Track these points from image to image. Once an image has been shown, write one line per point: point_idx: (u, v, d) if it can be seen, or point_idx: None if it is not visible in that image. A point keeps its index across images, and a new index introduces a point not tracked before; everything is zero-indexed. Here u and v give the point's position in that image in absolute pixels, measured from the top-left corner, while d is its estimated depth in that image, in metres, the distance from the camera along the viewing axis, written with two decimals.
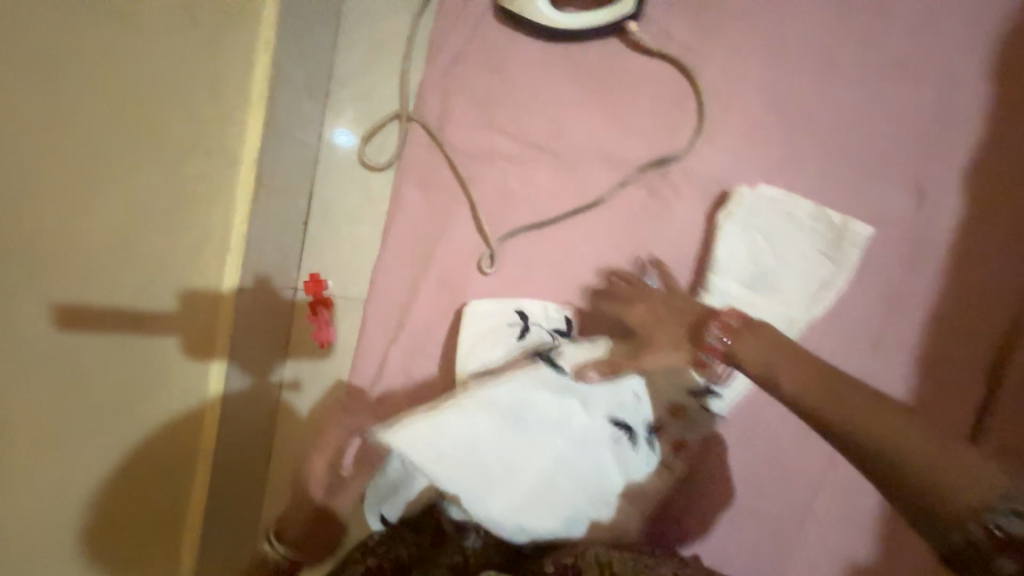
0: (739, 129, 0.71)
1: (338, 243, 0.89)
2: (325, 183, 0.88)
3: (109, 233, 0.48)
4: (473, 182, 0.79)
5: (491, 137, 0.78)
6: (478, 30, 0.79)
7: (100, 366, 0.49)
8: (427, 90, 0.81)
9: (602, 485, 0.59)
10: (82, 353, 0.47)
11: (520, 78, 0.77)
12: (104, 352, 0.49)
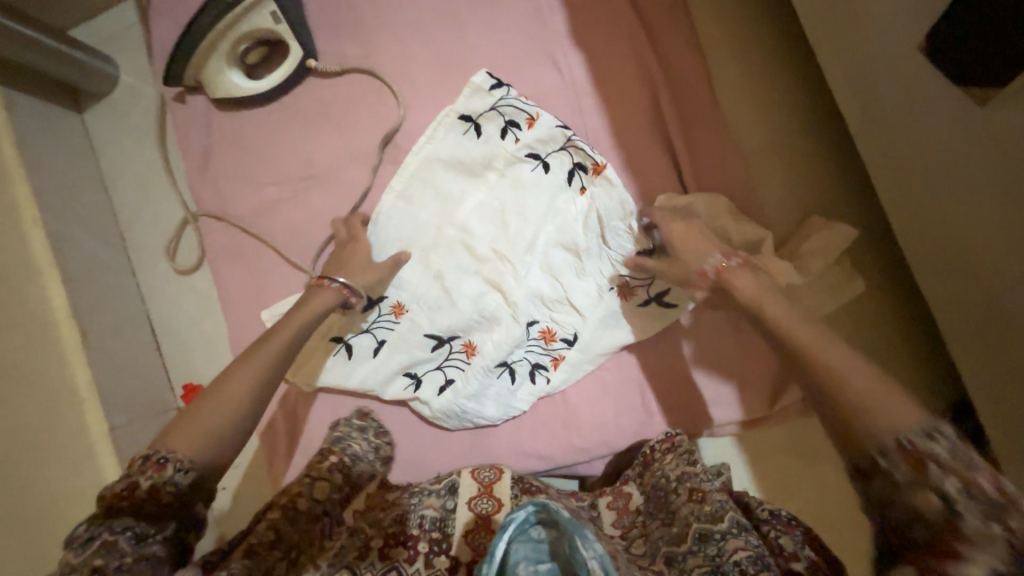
0: (427, 85, 0.88)
1: (192, 344, 0.96)
2: (157, 304, 0.98)
3: None
4: (266, 233, 0.92)
5: (262, 194, 0.92)
6: (209, 125, 0.94)
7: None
8: (197, 189, 0.95)
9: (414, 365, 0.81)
10: None
11: (260, 140, 0.93)
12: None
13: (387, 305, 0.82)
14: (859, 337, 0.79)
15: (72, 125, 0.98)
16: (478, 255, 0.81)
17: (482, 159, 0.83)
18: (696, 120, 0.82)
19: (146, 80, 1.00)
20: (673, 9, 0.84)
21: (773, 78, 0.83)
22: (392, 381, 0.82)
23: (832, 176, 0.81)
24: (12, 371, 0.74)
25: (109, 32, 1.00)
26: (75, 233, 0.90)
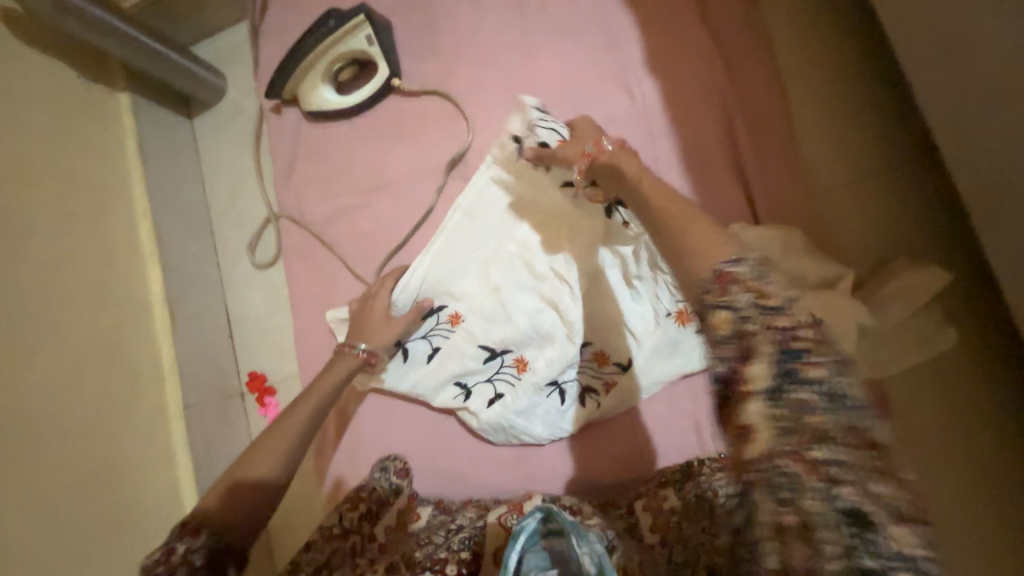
0: (500, 107, 0.92)
1: (260, 335, 1.03)
2: (234, 296, 1.05)
3: (72, 355, 0.76)
4: (337, 237, 0.98)
5: (338, 200, 0.99)
6: (298, 136, 1.03)
7: (87, 432, 0.76)
8: (281, 192, 1.03)
9: (465, 375, 0.82)
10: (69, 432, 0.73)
11: (341, 151, 1.00)
12: (85, 430, 0.75)
13: (445, 316, 0.84)
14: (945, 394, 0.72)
15: (183, 130, 1.10)
16: (538, 273, 0.82)
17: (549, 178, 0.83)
18: (770, 153, 0.80)
19: (249, 94, 1.11)
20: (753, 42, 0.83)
21: (858, 115, 0.80)
22: (443, 388, 0.83)
23: (917, 219, 0.76)
24: (110, 346, 0.82)
25: (223, 51, 1.12)
26: (174, 224, 0.99)
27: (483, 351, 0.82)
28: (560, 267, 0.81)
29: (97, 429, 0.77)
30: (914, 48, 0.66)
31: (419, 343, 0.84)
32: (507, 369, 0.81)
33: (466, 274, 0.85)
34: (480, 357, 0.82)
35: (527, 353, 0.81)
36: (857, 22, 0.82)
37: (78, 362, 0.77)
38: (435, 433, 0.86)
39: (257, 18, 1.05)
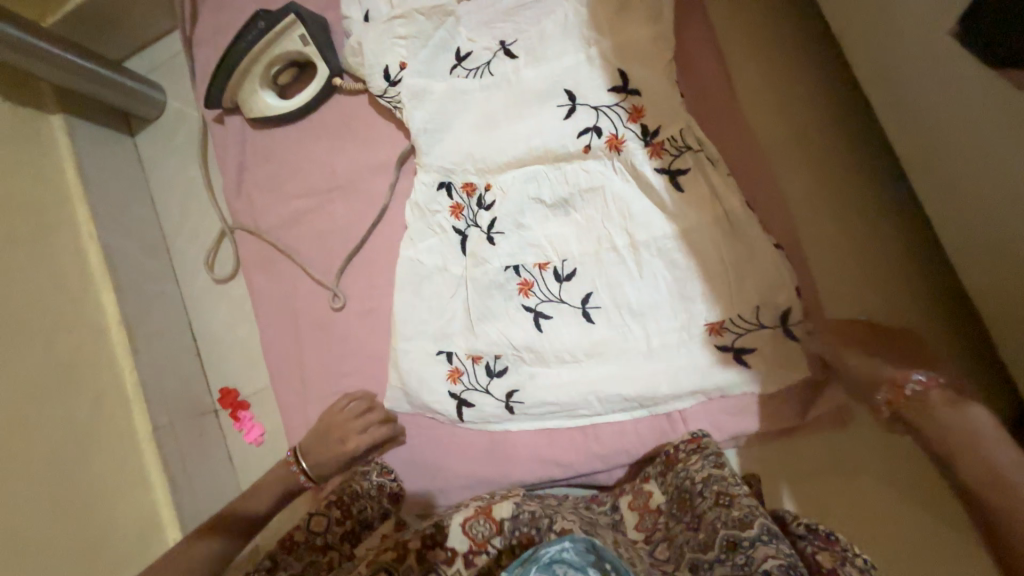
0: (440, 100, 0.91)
1: (228, 348, 1.02)
2: (197, 312, 1.04)
3: (20, 389, 0.74)
4: (296, 245, 0.98)
5: (292, 206, 0.99)
6: (246, 144, 1.02)
7: (51, 467, 0.74)
8: (235, 204, 1.03)
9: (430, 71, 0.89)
10: (26, 471, 0.71)
11: (291, 156, 0.99)
12: (47, 464, 0.74)
13: (531, 264, 0.85)
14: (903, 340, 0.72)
15: (125, 146, 1.06)
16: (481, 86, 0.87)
17: (596, 175, 0.82)
18: (718, 135, 0.78)
19: (191, 104, 1.08)
20: (698, 20, 0.79)
21: (798, 65, 0.78)
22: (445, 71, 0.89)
23: (871, 191, 0.75)
24: (69, 374, 0.81)
25: (159, 60, 1.09)
26: (125, 246, 0.97)
27: (431, 66, 0.88)
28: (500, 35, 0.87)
29: (61, 462, 0.75)
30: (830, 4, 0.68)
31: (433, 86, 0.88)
32: (435, 113, 0.88)
33: (528, 174, 0.84)
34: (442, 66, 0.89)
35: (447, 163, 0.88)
36: None
37: (30, 397, 0.75)
38: (414, 432, 0.90)
39: (187, 23, 1.01)
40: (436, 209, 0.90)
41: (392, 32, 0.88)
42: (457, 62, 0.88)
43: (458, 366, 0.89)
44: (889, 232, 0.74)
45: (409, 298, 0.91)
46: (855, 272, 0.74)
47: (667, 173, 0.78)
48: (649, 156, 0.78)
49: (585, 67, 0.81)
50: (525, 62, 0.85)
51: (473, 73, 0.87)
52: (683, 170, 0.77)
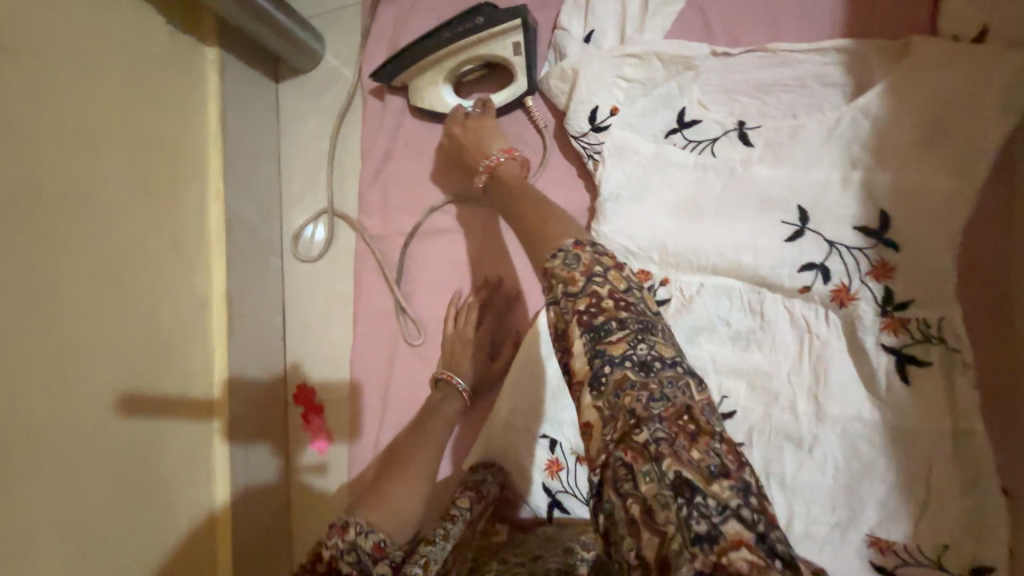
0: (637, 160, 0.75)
1: (317, 341, 0.95)
2: (294, 293, 0.96)
3: (117, 356, 0.67)
4: (423, 260, 0.89)
5: (428, 216, 0.88)
6: (398, 131, 0.90)
7: (129, 447, 0.67)
8: (366, 191, 0.92)
9: (645, 127, 0.74)
10: (106, 449, 0.64)
11: (445, 161, 0.88)
12: (126, 444, 0.67)
13: None
14: None
15: (267, 92, 0.96)
16: (699, 166, 0.71)
17: (800, 321, 0.67)
18: (981, 334, 0.63)
19: (348, 65, 0.96)
20: (1008, 188, 0.63)
21: None
22: (662, 131, 0.73)
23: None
24: (164, 346, 0.73)
25: (328, 6, 0.97)
26: (245, 211, 0.89)
27: (646, 122, 0.74)
28: (746, 112, 0.70)
29: (138, 443, 0.68)
30: None
31: (645, 144, 0.73)
32: (634, 180, 0.73)
33: (721, 287, 0.70)
34: (659, 127, 0.74)
35: (626, 241, 0.72)
36: None
37: (124, 368, 0.68)
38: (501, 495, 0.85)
39: None
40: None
41: (617, 70, 0.73)
42: (678, 125, 0.73)
43: (558, 460, 0.79)
44: None
45: (527, 371, 0.80)
46: None
47: (897, 355, 0.62)
48: (880, 329, 0.63)
49: (845, 192, 0.64)
50: (760, 158, 0.69)
51: (694, 147, 0.72)
52: (922, 361, 0.62)
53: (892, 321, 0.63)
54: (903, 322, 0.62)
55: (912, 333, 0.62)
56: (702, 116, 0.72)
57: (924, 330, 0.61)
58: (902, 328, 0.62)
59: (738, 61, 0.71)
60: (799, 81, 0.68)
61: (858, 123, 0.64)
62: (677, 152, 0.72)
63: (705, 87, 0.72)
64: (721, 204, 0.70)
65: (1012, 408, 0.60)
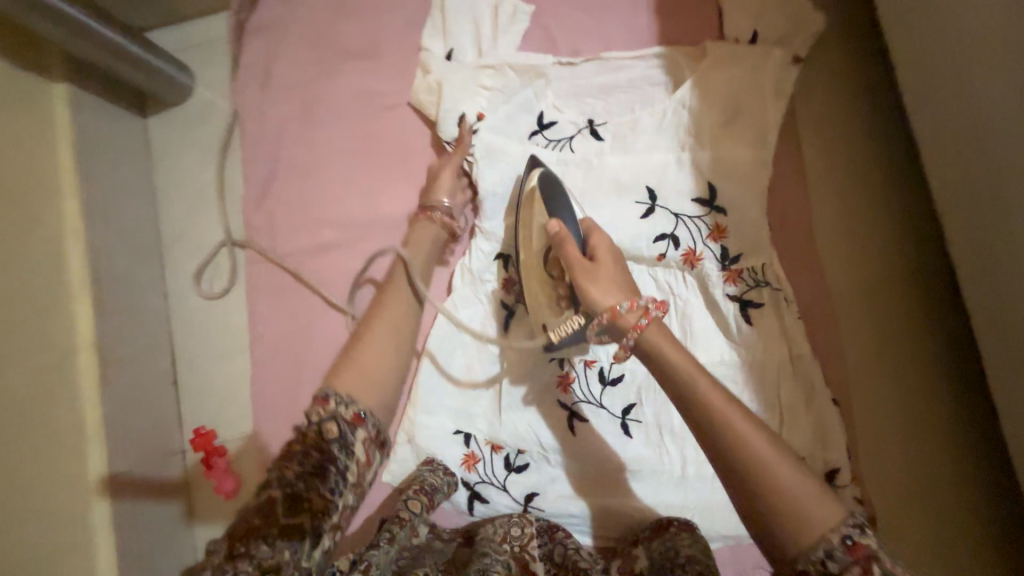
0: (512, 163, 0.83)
1: (213, 379, 0.89)
2: (181, 332, 0.90)
3: None
4: (318, 278, 0.88)
5: (319, 234, 0.89)
6: (281, 154, 0.91)
7: None
8: (251, 216, 0.91)
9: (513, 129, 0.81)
10: None
11: (331, 179, 0.90)
12: None
13: (578, 359, 0.79)
14: (940, 516, 0.72)
15: (133, 128, 0.93)
16: (561, 158, 0.79)
17: (665, 286, 0.76)
18: (793, 276, 0.78)
19: (222, 95, 0.96)
20: (793, 164, 0.80)
21: (885, 221, 0.78)
22: (526, 132, 0.81)
23: (934, 376, 0.74)
24: (19, 406, 0.66)
25: (195, 40, 0.96)
26: (114, 251, 0.83)
27: (512, 125, 0.81)
28: (595, 112, 0.81)
29: None
30: (947, 185, 0.67)
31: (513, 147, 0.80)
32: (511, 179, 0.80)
33: None
34: (524, 128, 0.82)
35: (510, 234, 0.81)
36: (887, 128, 0.79)
37: None
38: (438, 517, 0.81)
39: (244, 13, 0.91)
40: (484, 278, 0.83)
41: (477, 82, 0.82)
42: (538, 127, 0.82)
43: (473, 452, 0.81)
44: (943, 407, 0.74)
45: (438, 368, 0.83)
46: (898, 438, 0.74)
47: (739, 303, 0.74)
48: (724, 281, 0.74)
49: (680, 171, 0.76)
50: (608, 149, 0.79)
51: (554, 145, 0.80)
52: (756, 302, 0.73)
53: (729, 273, 0.74)
54: (738, 272, 0.74)
55: (747, 281, 0.74)
56: (557, 117, 0.81)
57: (755, 278, 0.74)
58: (742, 277, 0.74)
59: (583, 70, 0.82)
60: (629, 83, 0.81)
61: (680, 112, 0.76)
62: (541, 149, 0.80)
63: (556, 93, 0.82)
64: (585, 190, 0.78)
65: (821, 331, 0.76)
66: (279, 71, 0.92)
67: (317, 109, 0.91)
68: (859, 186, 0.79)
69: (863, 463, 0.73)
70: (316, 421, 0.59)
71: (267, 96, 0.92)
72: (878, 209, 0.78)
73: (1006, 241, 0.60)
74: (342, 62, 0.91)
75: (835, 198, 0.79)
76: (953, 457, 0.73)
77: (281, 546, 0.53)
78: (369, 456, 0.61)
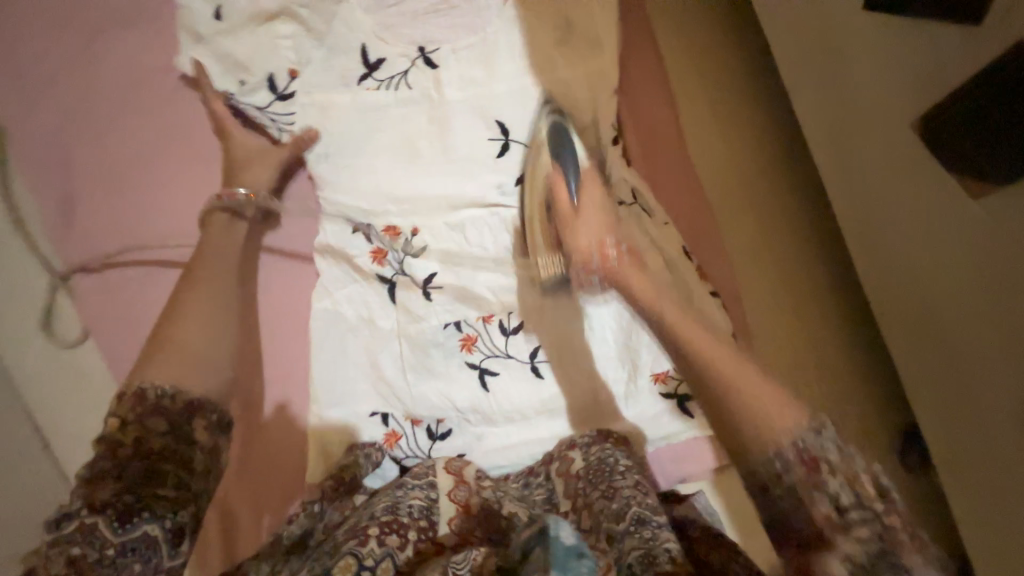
0: (356, 117, 0.74)
1: (91, 437, 0.80)
2: (30, 396, 0.79)
3: None
4: (165, 299, 0.78)
5: (153, 249, 0.77)
6: (73, 163, 0.76)
7: None
8: (64, 243, 0.77)
9: (341, 73, 0.74)
10: None
11: (144, 180, 0.76)
12: None
13: (474, 318, 0.77)
14: (827, 370, 0.78)
15: None
16: (399, 99, 0.75)
17: (536, 229, 0.75)
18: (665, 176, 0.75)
19: None
20: (646, 60, 0.76)
21: (743, 103, 0.77)
22: (351, 75, 0.74)
23: (806, 247, 0.78)
24: None
25: None
26: None
27: (334, 74, 0.74)
28: (424, 40, 0.75)
29: None
30: (786, 49, 0.67)
31: (338, 98, 0.74)
32: (355, 141, 0.75)
33: (469, 217, 0.76)
34: (352, 69, 0.74)
35: (370, 200, 0.76)
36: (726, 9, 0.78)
37: None
38: None
39: None
40: (352, 253, 0.76)
41: (274, 34, 0.73)
42: (367, 68, 0.74)
43: (395, 430, 0.78)
44: (818, 273, 0.78)
45: (331, 359, 0.77)
46: (782, 309, 0.78)
47: None
48: None
49: (517, 97, 0.73)
50: (444, 82, 0.74)
51: (387, 84, 0.74)
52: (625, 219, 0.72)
53: None
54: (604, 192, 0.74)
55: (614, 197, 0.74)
56: (385, 54, 0.74)
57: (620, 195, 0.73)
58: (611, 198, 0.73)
59: None
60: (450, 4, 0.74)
61: (508, 30, 0.73)
62: (371, 92, 0.74)
63: (376, 25, 0.74)
64: (432, 135, 0.75)
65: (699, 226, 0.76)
66: (36, 63, 0.75)
67: (99, 100, 0.76)
68: (708, 70, 0.77)
69: (755, 339, 0.77)
70: (134, 420, 0.47)
71: (31, 96, 0.76)
72: (735, 94, 0.78)
73: (842, 91, 0.61)
74: (112, 37, 0.76)
75: (688, 90, 0.77)
76: (830, 317, 0.78)
77: (123, 548, 0.43)
78: (218, 444, 0.51)
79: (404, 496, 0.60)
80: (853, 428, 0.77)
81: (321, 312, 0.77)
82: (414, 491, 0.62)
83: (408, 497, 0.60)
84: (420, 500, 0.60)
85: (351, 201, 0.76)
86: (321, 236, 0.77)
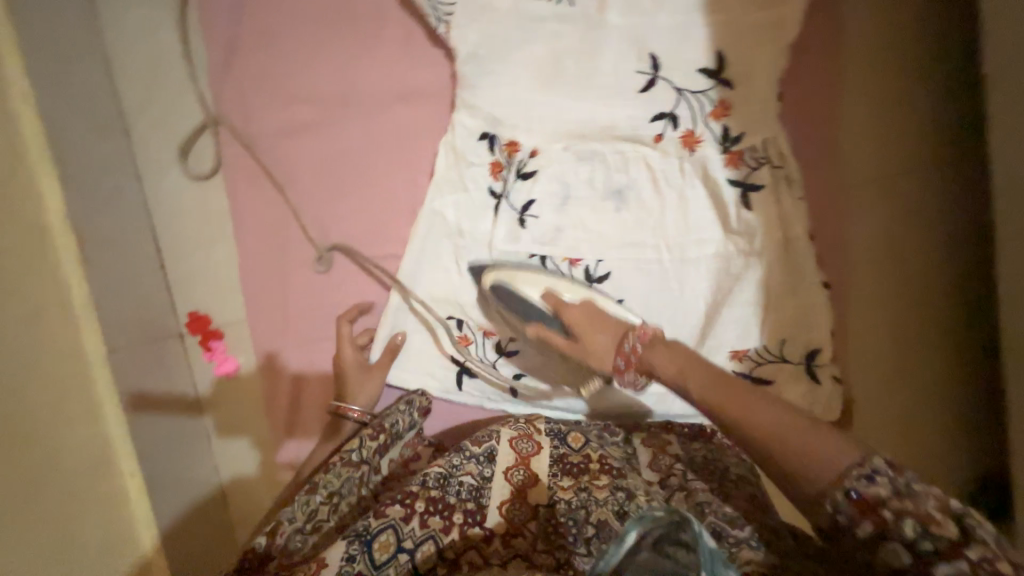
0: (512, 21, 0.74)
1: (202, 269, 0.87)
2: (161, 218, 0.86)
3: None
4: (293, 160, 0.82)
5: (294, 110, 0.81)
6: (243, 12, 0.80)
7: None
8: (218, 86, 0.82)
9: None
10: None
11: (301, 43, 0.80)
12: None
13: (560, 257, 0.75)
14: (917, 392, 0.74)
15: None
16: (558, 13, 0.74)
17: (658, 175, 0.73)
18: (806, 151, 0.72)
19: None
20: (824, 24, 0.71)
21: (915, 92, 0.71)
22: None
23: (936, 260, 0.73)
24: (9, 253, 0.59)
25: None
26: (73, 117, 0.72)
27: None
28: None
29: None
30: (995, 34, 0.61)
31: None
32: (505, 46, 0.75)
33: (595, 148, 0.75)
34: None
35: (502, 109, 0.76)
36: None
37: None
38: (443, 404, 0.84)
39: None
40: (471, 159, 0.78)
41: None
42: None
43: (467, 335, 0.80)
44: (939, 291, 0.73)
45: (426, 254, 0.80)
46: (889, 319, 0.74)
47: (740, 187, 0.71)
48: (724, 164, 0.71)
49: (679, 36, 0.71)
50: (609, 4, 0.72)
51: None
52: (757, 185, 0.70)
53: (731, 153, 0.71)
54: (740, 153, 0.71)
55: (749, 160, 0.71)
56: None
57: (757, 159, 0.70)
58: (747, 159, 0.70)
59: None
60: None
61: None
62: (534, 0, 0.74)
63: None
64: (581, 56, 0.74)
65: (827, 211, 0.72)
66: None
67: None
68: (888, 49, 0.71)
69: (852, 341, 0.74)
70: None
71: None
72: (910, 79, 0.71)
73: None
74: None
75: (861, 65, 0.72)
76: (937, 340, 0.74)
77: None
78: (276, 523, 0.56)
79: (459, 468, 0.64)
80: (923, 454, 0.74)
81: (429, 206, 0.79)
82: (471, 463, 0.65)
83: (459, 475, 0.63)
84: (472, 478, 0.64)
85: (486, 105, 0.76)
86: (448, 134, 0.78)
